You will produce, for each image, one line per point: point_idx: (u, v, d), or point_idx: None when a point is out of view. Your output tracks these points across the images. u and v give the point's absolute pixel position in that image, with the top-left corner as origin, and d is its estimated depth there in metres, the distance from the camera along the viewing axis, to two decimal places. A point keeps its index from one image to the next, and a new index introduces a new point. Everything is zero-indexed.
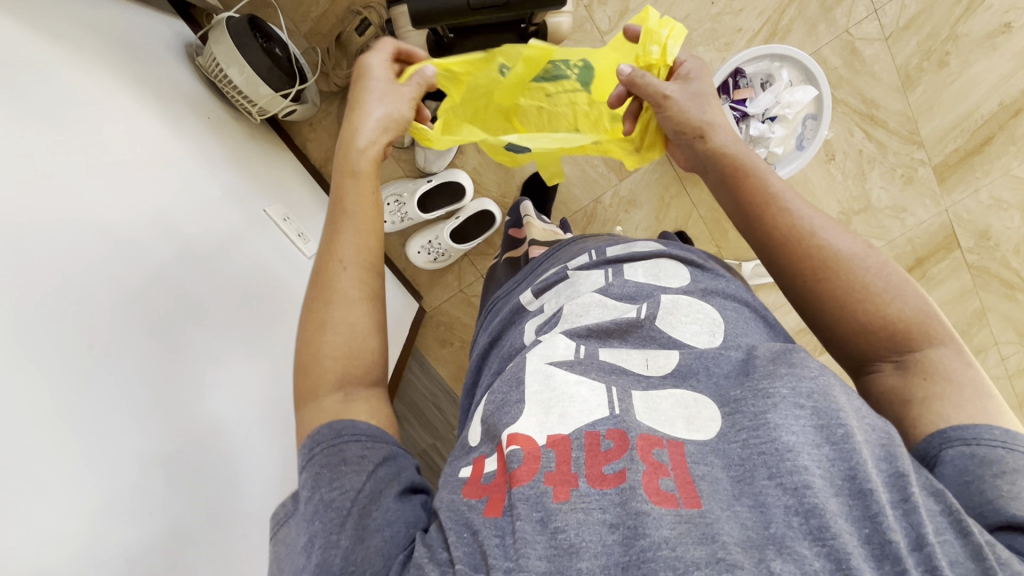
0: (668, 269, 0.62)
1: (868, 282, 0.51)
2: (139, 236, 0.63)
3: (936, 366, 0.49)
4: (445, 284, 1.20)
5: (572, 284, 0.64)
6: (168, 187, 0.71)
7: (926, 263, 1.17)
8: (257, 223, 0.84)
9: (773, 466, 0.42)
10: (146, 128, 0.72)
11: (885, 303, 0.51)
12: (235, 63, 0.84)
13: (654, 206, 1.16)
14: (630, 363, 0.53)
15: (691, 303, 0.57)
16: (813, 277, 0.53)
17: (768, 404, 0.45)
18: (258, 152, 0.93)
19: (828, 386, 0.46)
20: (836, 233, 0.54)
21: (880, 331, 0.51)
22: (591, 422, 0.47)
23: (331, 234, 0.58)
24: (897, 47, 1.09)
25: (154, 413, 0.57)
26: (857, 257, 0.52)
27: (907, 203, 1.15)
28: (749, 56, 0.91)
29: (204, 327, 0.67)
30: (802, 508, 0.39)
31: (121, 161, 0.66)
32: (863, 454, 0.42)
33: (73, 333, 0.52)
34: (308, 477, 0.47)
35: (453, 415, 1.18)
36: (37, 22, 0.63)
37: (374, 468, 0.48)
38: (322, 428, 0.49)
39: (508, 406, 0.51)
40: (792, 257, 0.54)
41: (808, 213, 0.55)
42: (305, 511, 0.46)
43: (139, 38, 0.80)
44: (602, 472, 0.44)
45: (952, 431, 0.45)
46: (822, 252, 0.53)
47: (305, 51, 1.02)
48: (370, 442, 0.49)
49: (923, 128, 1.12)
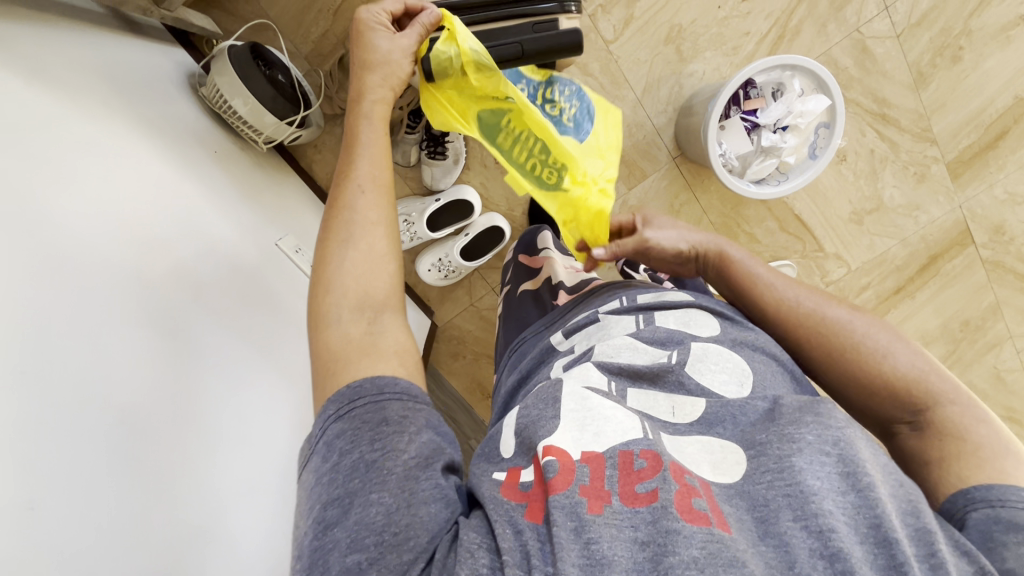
0: (698, 319, 0.62)
1: (857, 344, 0.57)
2: (156, 288, 0.63)
3: (950, 427, 0.51)
4: (456, 298, 1.21)
5: (603, 327, 0.64)
6: (183, 232, 0.70)
7: (939, 260, 1.16)
8: (270, 256, 0.85)
9: (798, 508, 0.42)
10: (157, 172, 0.71)
11: (879, 362, 0.55)
12: (240, 95, 0.83)
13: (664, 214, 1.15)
14: (656, 410, 0.53)
15: (720, 351, 0.57)
16: (808, 345, 0.60)
17: (793, 448, 0.45)
18: (264, 180, 0.92)
19: (854, 438, 0.47)
20: (823, 307, 0.60)
21: (886, 390, 0.55)
22: (625, 441, 0.47)
23: (346, 172, 0.59)
24: (908, 44, 1.07)
25: (188, 469, 0.58)
26: (841, 323, 0.59)
27: (920, 201, 1.14)
28: (761, 67, 0.88)
29: (221, 375, 0.67)
30: (827, 552, 0.39)
31: (135, 211, 0.65)
32: (885, 504, 0.42)
33: (99, 394, 0.52)
34: (345, 431, 0.46)
35: (468, 426, 1.16)
36: (43, 74, 0.62)
37: (415, 431, 0.47)
38: (365, 382, 0.48)
39: (543, 422, 0.51)
40: (784, 331, 0.62)
41: (789, 291, 0.63)
42: (340, 463, 0.45)
43: (143, 75, 0.79)
44: (635, 490, 0.44)
45: (975, 491, 0.46)
46: (806, 322, 0.60)
47: (307, 73, 1.01)
48: (413, 404, 0.49)
49: (936, 125, 1.10)
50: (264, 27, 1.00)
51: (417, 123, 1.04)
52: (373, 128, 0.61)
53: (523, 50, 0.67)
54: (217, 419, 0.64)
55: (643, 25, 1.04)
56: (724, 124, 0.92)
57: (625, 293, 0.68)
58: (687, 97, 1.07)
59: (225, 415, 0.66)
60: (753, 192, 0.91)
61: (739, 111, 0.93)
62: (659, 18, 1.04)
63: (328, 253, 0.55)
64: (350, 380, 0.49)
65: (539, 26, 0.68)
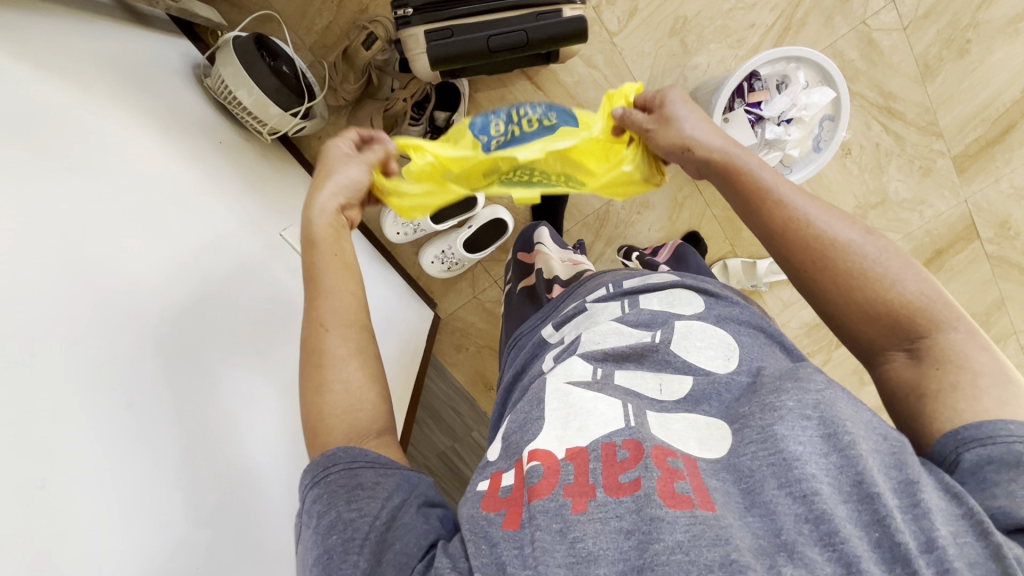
0: (682, 297, 0.63)
1: (867, 269, 0.51)
2: (160, 279, 0.63)
3: (949, 353, 0.48)
4: (459, 290, 1.22)
5: (591, 316, 0.64)
6: (189, 221, 0.71)
7: (945, 254, 1.16)
8: (275, 247, 0.85)
9: (782, 475, 0.43)
10: (162, 161, 0.71)
11: (887, 289, 0.51)
12: (244, 86, 0.84)
13: (667, 207, 1.15)
14: (644, 388, 0.54)
15: (705, 327, 0.58)
16: (814, 268, 0.53)
17: (775, 417, 0.46)
18: (269, 171, 0.93)
19: (836, 398, 0.47)
20: (835, 226, 0.54)
21: (886, 315, 0.51)
22: (608, 433, 0.48)
23: (315, 290, 0.57)
24: (916, 37, 1.06)
25: (198, 454, 0.59)
26: (855, 245, 0.52)
27: (925, 195, 1.13)
28: (766, 59, 0.87)
29: (222, 363, 0.68)
30: (811, 515, 0.40)
31: (141, 200, 0.65)
32: (867, 460, 0.42)
33: (101, 383, 0.52)
34: (322, 494, 0.49)
35: (473, 418, 1.23)
36: (51, 64, 0.62)
37: (387, 495, 0.49)
38: (340, 451, 0.51)
39: (529, 424, 0.53)
40: (791, 249, 0.55)
41: (804, 206, 0.55)
42: (319, 525, 0.47)
43: (148, 65, 0.79)
44: (618, 481, 0.45)
45: (964, 431, 0.45)
46: (819, 241, 0.53)
47: (312, 64, 1.01)
48: (383, 469, 0.50)
49: (942, 119, 1.09)
50: (268, 18, 1.00)
51: (420, 114, 1.00)
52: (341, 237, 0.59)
53: (526, 39, 0.68)
54: (219, 406, 0.64)
55: (648, 16, 1.04)
56: (728, 117, 0.91)
57: (611, 281, 0.69)
58: (691, 89, 1.06)
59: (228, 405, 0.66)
60: None
61: (743, 103, 0.91)
62: (663, 9, 1.04)
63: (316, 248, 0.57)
64: (331, 447, 0.52)
65: (543, 16, 0.68)
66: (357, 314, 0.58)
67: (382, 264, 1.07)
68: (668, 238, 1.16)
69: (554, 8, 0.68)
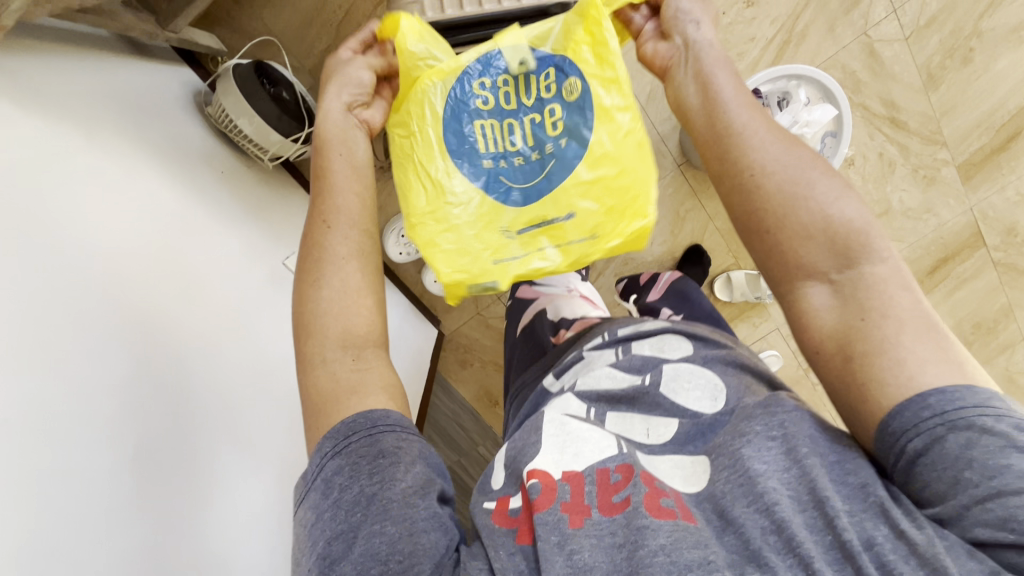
0: (671, 342, 0.63)
1: (806, 189, 0.49)
2: (161, 319, 0.64)
3: (874, 294, 0.47)
4: (463, 307, 1.22)
5: (586, 364, 0.64)
6: (189, 255, 0.71)
7: (951, 262, 1.15)
8: (278, 277, 0.85)
9: (748, 493, 0.46)
10: (163, 197, 0.71)
11: (825, 211, 0.49)
12: (244, 114, 0.84)
13: (669, 221, 1.15)
14: (631, 433, 0.56)
15: (692, 368, 0.59)
16: (756, 178, 0.51)
17: (741, 440, 0.49)
18: (271, 198, 0.93)
19: (799, 420, 0.50)
20: (776, 146, 0.51)
21: (822, 235, 0.49)
22: (602, 459, 0.51)
23: (306, 303, 0.54)
24: (918, 47, 1.05)
25: (199, 489, 0.61)
26: (799, 164, 0.50)
27: (931, 204, 1.12)
28: (768, 76, 0.87)
29: (220, 402, 0.68)
30: (774, 527, 0.44)
31: (141, 240, 0.65)
32: (821, 471, 0.46)
33: (88, 418, 0.53)
34: (343, 466, 0.47)
35: (478, 434, 1.24)
36: (53, 108, 0.63)
37: (410, 462, 0.48)
38: (359, 417, 0.49)
39: (527, 450, 0.54)
40: (737, 157, 0.51)
41: (751, 122, 0.52)
42: (341, 500, 0.45)
43: (149, 98, 0.80)
44: (612, 500, 0.48)
45: (891, 424, 0.45)
46: (765, 156, 0.51)
47: (312, 87, 1.01)
48: (405, 433, 0.49)
49: (946, 128, 1.09)
50: (268, 43, 1.00)
51: None
52: (335, 226, 0.55)
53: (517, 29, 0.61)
54: (215, 446, 0.65)
55: None
56: None
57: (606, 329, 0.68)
58: None
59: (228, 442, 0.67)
60: None
61: None
62: None
63: (304, 294, 0.54)
64: (348, 416, 0.49)
65: None
66: (357, 333, 0.53)
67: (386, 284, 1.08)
68: (671, 252, 1.16)
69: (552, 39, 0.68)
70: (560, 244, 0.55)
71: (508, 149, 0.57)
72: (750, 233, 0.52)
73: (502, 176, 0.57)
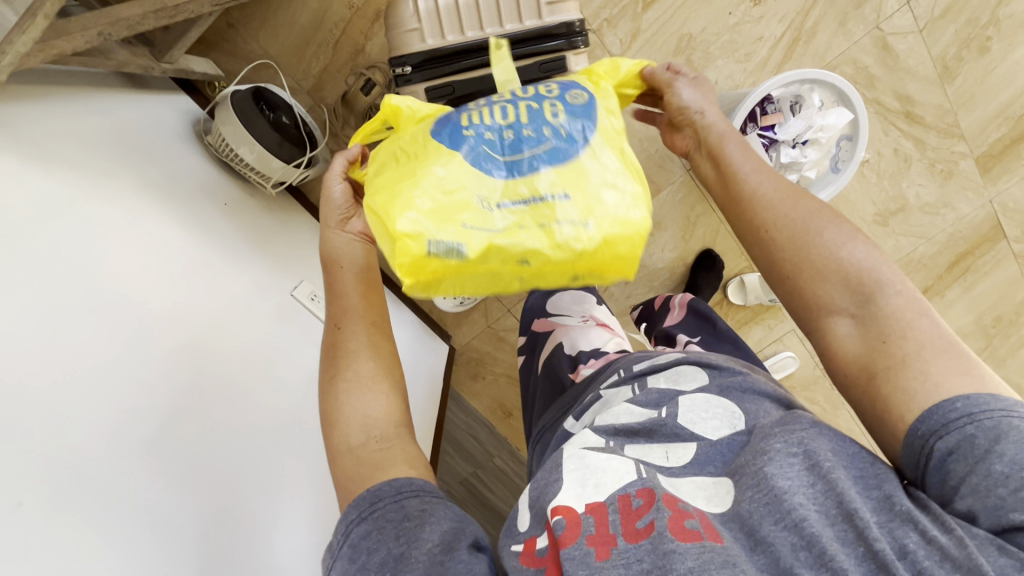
0: (687, 372, 0.62)
1: (815, 232, 0.52)
2: (166, 368, 0.62)
3: (892, 323, 0.49)
4: (474, 321, 1.20)
5: (604, 403, 0.63)
6: (195, 295, 0.70)
7: (971, 256, 1.13)
8: (287, 310, 0.84)
9: (776, 512, 0.44)
10: (166, 238, 0.70)
11: (833, 251, 0.52)
12: (245, 143, 0.83)
13: (680, 226, 1.13)
14: (650, 455, 0.54)
15: (708, 398, 0.57)
16: (765, 229, 0.54)
17: (763, 458, 0.47)
18: (276, 225, 0.92)
19: (820, 435, 0.49)
20: (783, 195, 0.55)
21: (833, 273, 0.51)
22: (623, 485, 0.49)
23: (333, 398, 0.55)
24: (932, 38, 1.01)
25: (216, 532, 0.61)
26: (807, 210, 0.54)
27: (949, 198, 1.09)
28: (780, 82, 0.84)
29: (233, 448, 0.66)
30: (805, 543, 0.42)
31: (146, 286, 0.64)
32: (846, 483, 0.45)
33: (100, 487, 0.52)
34: (370, 531, 0.47)
35: (493, 444, 1.23)
36: (50, 156, 0.61)
37: (436, 521, 0.48)
38: (383, 484, 0.50)
39: (548, 490, 0.53)
40: (748, 215, 0.56)
41: (758, 177, 0.56)
42: (369, 562, 0.45)
43: (147, 134, 0.78)
44: (636, 527, 0.46)
45: (917, 426, 0.45)
46: (773, 210, 0.54)
47: (312, 108, 0.99)
48: (429, 496, 0.50)
49: (963, 120, 1.05)
50: (264, 65, 0.98)
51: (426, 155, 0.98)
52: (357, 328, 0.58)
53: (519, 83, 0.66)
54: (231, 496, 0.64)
55: (652, 36, 1.00)
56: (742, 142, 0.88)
57: (622, 365, 0.67)
58: None
59: (245, 487, 0.66)
60: None
61: (755, 127, 0.88)
62: (667, 29, 1.00)
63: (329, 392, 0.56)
64: (371, 484, 0.50)
65: (546, 67, 0.67)
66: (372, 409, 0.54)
67: (395, 304, 1.07)
68: (682, 258, 1.14)
69: (557, 57, 0.67)
70: (546, 225, 0.45)
71: (512, 122, 0.50)
72: (773, 279, 0.55)
73: (497, 153, 0.49)
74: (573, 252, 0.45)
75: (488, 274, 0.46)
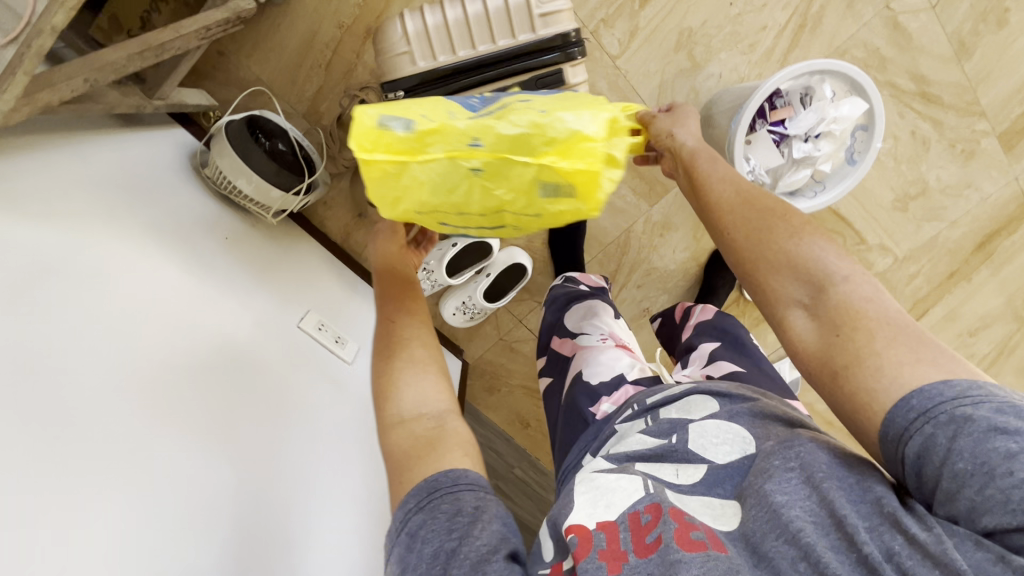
0: (697, 401, 0.58)
1: (768, 220, 0.51)
2: (171, 416, 0.61)
3: (847, 313, 0.46)
4: (485, 334, 1.18)
5: (619, 438, 0.60)
6: (199, 336, 0.69)
7: (997, 238, 1.08)
8: (294, 342, 0.82)
9: (775, 527, 0.43)
10: (165, 279, 0.69)
11: (785, 239, 0.50)
12: (242, 174, 0.81)
13: (691, 226, 1.10)
14: (661, 473, 0.53)
15: (718, 424, 0.54)
16: (718, 218, 0.54)
17: (762, 475, 0.46)
18: (278, 252, 0.90)
19: (815, 448, 0.47)
20: (735, 189, 0.54)
21: (784, 260, 0.49)
22: (632, 503, 0.48)
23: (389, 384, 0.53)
24: (946, 14, 0.97)
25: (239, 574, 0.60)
26: (763, 201, 0.53)
27: (972, 178, 1.05)
28: (790, 75, 0.80)
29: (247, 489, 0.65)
30: (805, 556, 0.40)
31: (148, 333, 0.63)
32: (836, 491, 0.43)
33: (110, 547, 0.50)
34: (427, 520, 0.45)
35: (512, 456, 1.21)
36: (42, 208, 0.60)
37: (489, 520, 0.46)
38: (440, 475, 0.48)
39: (563, 508, 0.51)
40: (706, 206, 0.55)
41: (717, 174, 0.56)
42: (421, 553, 0.44)
43: (141, 172, 0.77)
44: (646, 541, 0.44)
45: (886, 430, 0.42)
46: (727, 200, 0.54)
47: (307, 132, 0.98)
48: (484, 492, 0.48)
49: (983, 97, 1.01)
50: (258, 92, 0.97)
51: None
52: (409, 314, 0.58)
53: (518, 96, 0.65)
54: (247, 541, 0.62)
55: (650, 34, 0.97)
56: (750, 138, 0.85)
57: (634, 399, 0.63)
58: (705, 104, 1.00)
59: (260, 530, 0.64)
60: None
61: (765, 123, 0.85)
62: (665, 25, 0.97)
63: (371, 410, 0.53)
64: (426, 475, 0.48)
65: (543, 82, 0.65)
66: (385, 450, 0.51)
67: None
68: (694, 258, 1.11)
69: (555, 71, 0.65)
70: (502, 118, 0.45)
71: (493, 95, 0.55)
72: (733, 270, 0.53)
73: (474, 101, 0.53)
74: (528, 131, 0.44)
75: (444, 162, 0.45)
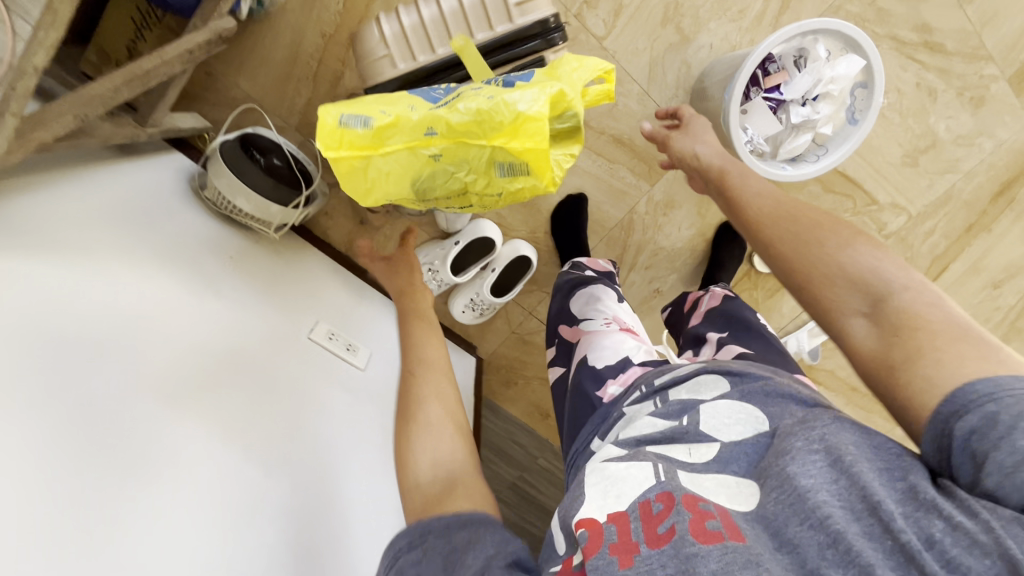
0: (707, 380, 0.58)
1: (818, 236, 0.54)
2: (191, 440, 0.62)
3: (905, 318, 0.47)
4: (497, 328, 1.18)
5: (627, 421, 0.60)
6: (212, 357, 0.69)
7: (1013, 186, 1.05)
8: (306, 353, 0.83)
9: (800, 511, 0.43)
10: (174, 304, 0.70)
11: (838, 252, 0.53)
12: (240, 193, 0.82)
13: (694, 202, 1.08)
14: (672, 452, 0.52)
15: (730, 405, 0.54)
16: (768, 238, 0.57)
17: (784, 458, 0.46)
18: (284, 267, 0.91)
19: (841, 430, 0.47)
20: (781, 211, 0.58)
21: (837, 272, 0.52)
22: (642, 491, 0.47)
23: None
24: None
25: None
26: (812, 220, 0.56)
27: (983, 126, 1.01)
28: (780, 40, 0.79)
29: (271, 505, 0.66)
30: (832, 541, 0.40)
31: (162, 358, 0.64)
32: (868, 475, 0.43)
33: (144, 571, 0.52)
34: (419, 559, 0.52)
35: (534, 445, 1.22)
36: (47, 245, 0.61)
37: (482, 548, 0.52)
38: (432, 520, 0.56)
39: (574, 501, 0.51)
40: (756, 228, 0.59)
41: (761, 200, 0.61)
42: None
43: (142, 201, 0.78)
44: (657, 532, 0.44)
45: (938, 410, 0.42)
46: (774, 220, 0.58)
47: (302, 144, 0.99)
48: (476, 527, 0.54)
49: (989, 40, 0.97)
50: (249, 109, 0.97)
51: None
52: None
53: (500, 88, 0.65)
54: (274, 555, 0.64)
55: (636, 9, 0.94)
56: (746, 107, 0.83)
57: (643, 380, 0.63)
58: (698, 76, 0.98)
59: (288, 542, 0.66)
60: (790, 175, 0.83)
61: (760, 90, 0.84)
62: None
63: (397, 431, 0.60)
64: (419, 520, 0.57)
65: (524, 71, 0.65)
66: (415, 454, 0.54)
67: None
68: (701, 233, 1.10)
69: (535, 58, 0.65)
70: (455, 107, 0.55)
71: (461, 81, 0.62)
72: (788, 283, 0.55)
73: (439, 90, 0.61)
74: (474, 118, 0.53)
75: (405, 151, 0.56)
